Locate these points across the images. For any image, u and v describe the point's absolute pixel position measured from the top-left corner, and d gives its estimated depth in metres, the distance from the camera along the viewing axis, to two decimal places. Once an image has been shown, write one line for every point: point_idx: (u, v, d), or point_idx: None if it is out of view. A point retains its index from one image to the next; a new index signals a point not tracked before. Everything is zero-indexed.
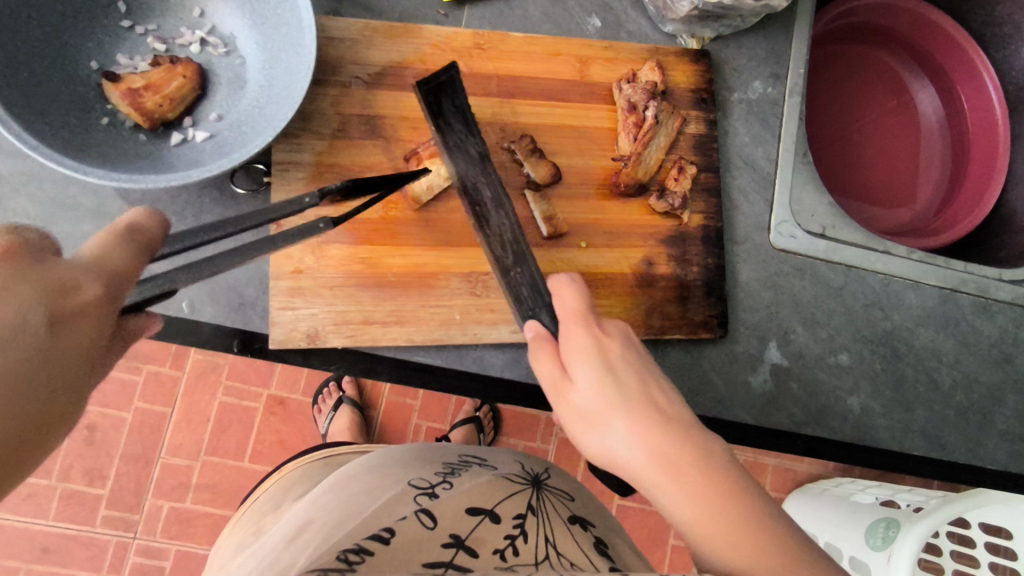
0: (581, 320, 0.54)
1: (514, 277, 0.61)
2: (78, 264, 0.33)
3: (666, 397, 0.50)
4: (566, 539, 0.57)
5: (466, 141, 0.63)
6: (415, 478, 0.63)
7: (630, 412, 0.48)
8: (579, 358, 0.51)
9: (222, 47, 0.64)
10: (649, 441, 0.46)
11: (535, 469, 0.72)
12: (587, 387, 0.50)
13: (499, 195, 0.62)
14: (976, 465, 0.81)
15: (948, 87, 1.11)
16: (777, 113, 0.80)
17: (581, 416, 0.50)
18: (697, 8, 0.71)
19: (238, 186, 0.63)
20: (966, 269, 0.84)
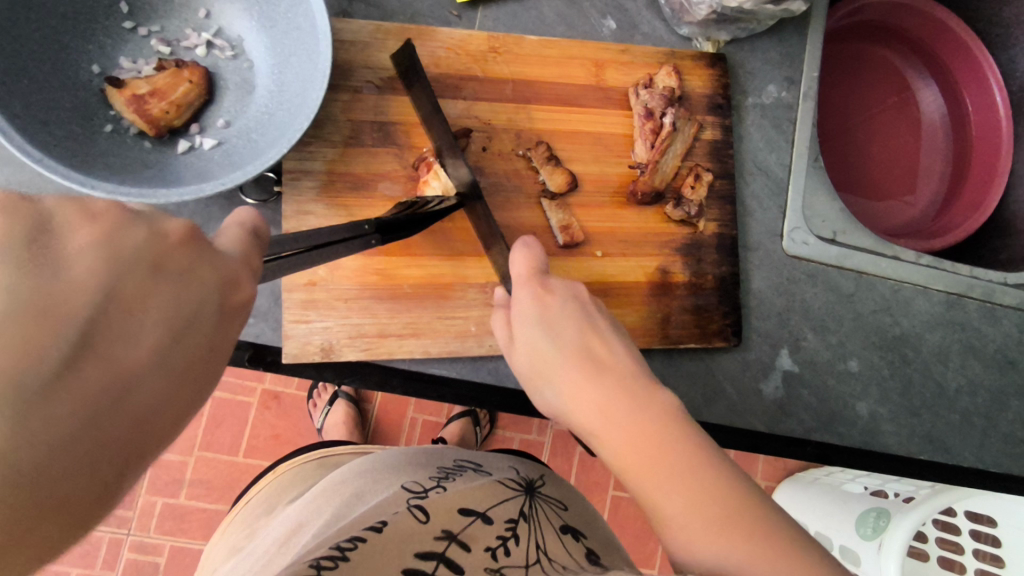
0: (523, 279, 0.56)
1: (499, 255, 0.62)
2: (234, 256, 0.31)
3: (606, 348, 0.51)
4: (559, 546, 0.56)
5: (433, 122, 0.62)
6: (409, 482, 0.63)
7: (564, 365, 0.50)
8: (521, 321, 0.54)
9: (229, 50, 0.62)
10: (580, 387, 0.49)
11: (530, 476, 0.73)
12: (528, 347, 0.53)
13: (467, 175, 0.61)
14: (979, 469, 0.83)
15: (953, 86, 1.11)
16: (790, 118, 0.79)
17: (530, 374, 0.54)
18: (715, 12, 0.70)
19: (248, 198, 0.62)
20: (973, 274, 0.85)
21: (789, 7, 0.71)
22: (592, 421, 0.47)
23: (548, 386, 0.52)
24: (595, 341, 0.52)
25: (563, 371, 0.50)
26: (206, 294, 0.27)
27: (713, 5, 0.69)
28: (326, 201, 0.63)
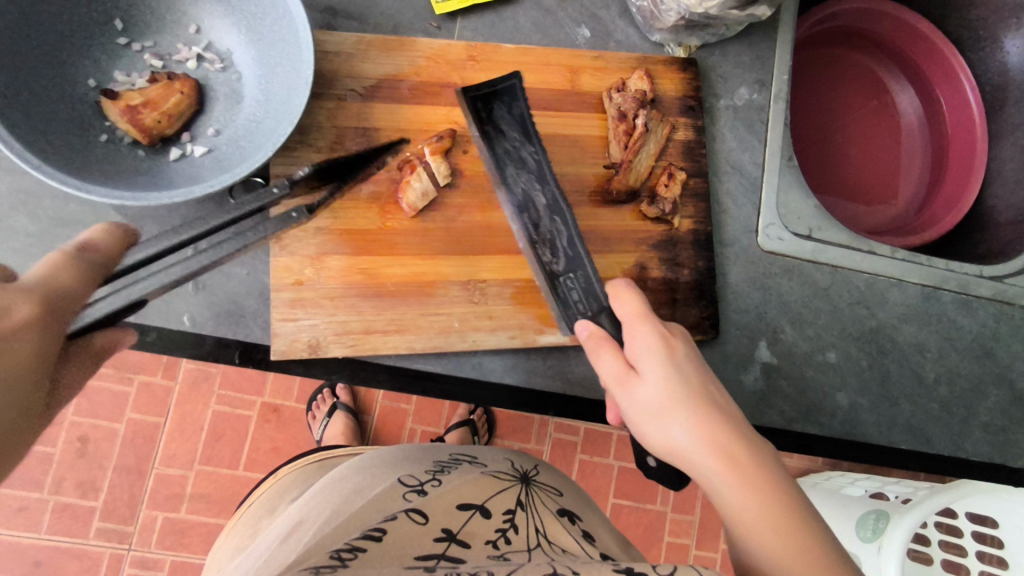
0: (647, 320, 0.55)
1: (568, 283, 0.67)
2: (21, 287, 0.38)
3: (721, 393, 0.52)
4: (557, 530, 0.60)
5: (521, 149, 0.68)
6: (403, 476, 0.65)
7: (697, 406, 0.50)
8: (647, 355, 0.53)
9: (219, 63, 0.65)
10: (709, 428, 0.49)
11: (524, 466, 0.75)
12: (655, 381, 0.52)
13: (557, 203, 0.68)
14: (960, 457, 0.84)
15: (928, 87, 1.14)
16: (762, 119, 0.82)
17: (647, 411, 0.51)
18: (684, 17, 0.73)
19: (236, 201, 0.64)
20: (948, 267, 0.87)
21: (755, 12, 0.74)
22: (719, 462, 0.47)
23: (668, 421, 0.50)
24: (716, 392, 0.52)
25: (694, 412, 0.50)
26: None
27: (682, 11, 0.72)
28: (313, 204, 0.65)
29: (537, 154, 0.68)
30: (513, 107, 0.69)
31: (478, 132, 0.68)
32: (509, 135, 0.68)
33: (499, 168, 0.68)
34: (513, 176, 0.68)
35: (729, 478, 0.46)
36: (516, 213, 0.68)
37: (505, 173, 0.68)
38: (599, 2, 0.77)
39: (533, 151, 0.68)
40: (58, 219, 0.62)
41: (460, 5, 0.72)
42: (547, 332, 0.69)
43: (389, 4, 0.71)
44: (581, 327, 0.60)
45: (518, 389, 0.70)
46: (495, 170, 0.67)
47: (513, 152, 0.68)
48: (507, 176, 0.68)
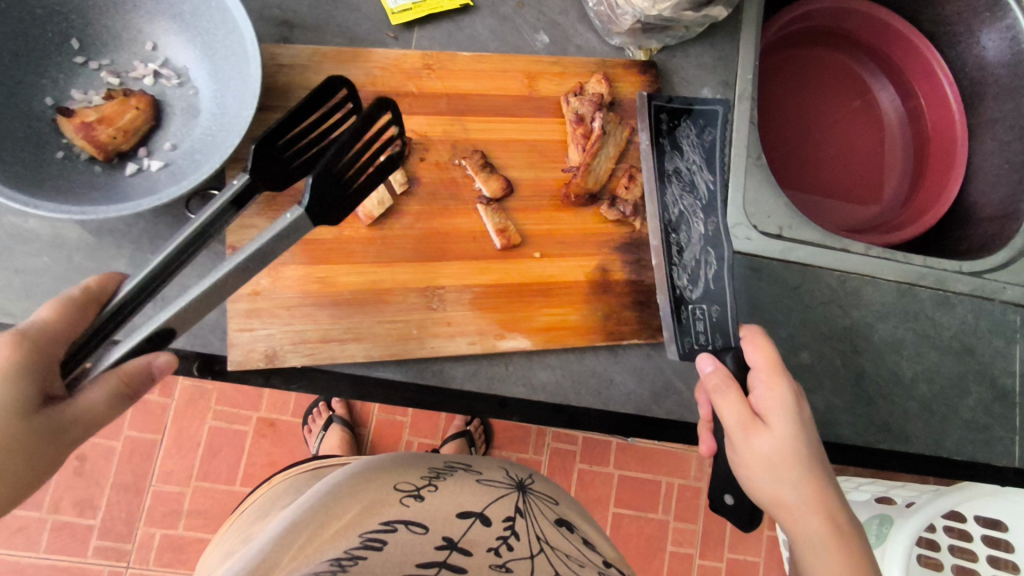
0: (784, 375, 0.59)
1: (695, 313, 0.68)
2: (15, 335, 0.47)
3: (824, 456, 0.58)
4: (556, 538, 0.59)
5: (695, 173, 0.71)
6: (399, 480, 0.63)
7: (811, 468, 0.56)
8: (777, 410, 0.57)
9: (175, 79, 0.66)
10: (818, 492, 0.55)
11: (520, 475, 0.74)
12: (779, 436, 0.56)
13: (714, 234, 0.70)
14: (942, 457, 0.82)
15: (908, 86, 1.13)
16: (726, 119, 0.82)
17: (767, 461, 0.56)
18: (640, 20, 0.74)
19: (193, 214, 0.65)
20: (923, 263, 0.86)
21: (709, 12, 0.74)
22: (822, 524, 0.54)
23: (787, 477, 0.55)
24: (825, 459, 0.58)
25: (808, 474, 0.55)
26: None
27: (636, 14, 0.72)
28: (269, 215, 0.66)
29: (712, 181, 0.71)
30: (703, 132, 0.73)
31: (653, 145, 0.70)
32: (689, 156, 0.72)
33: (659, 183, 0.70)
34: (669, 198, 0.71)
35: (826, 538, 0.54)
36: (659, 230, 0.69)
37: (668, 189, 0.69)
38: (557, 9, 0.78)
39: (707, 176, 0.71)
40: (18, 235, 0.63)
41: (417, 16, 0.73)
42: (508, 337, 0.69)
43: (346, 16, 0.72)
44: (705, 361, 0.62)
45: (481, 395, 0.69)
46: (656, 181, 0.69)
47: (683, 172, 0.71)
48: (670, 193, 0.70)
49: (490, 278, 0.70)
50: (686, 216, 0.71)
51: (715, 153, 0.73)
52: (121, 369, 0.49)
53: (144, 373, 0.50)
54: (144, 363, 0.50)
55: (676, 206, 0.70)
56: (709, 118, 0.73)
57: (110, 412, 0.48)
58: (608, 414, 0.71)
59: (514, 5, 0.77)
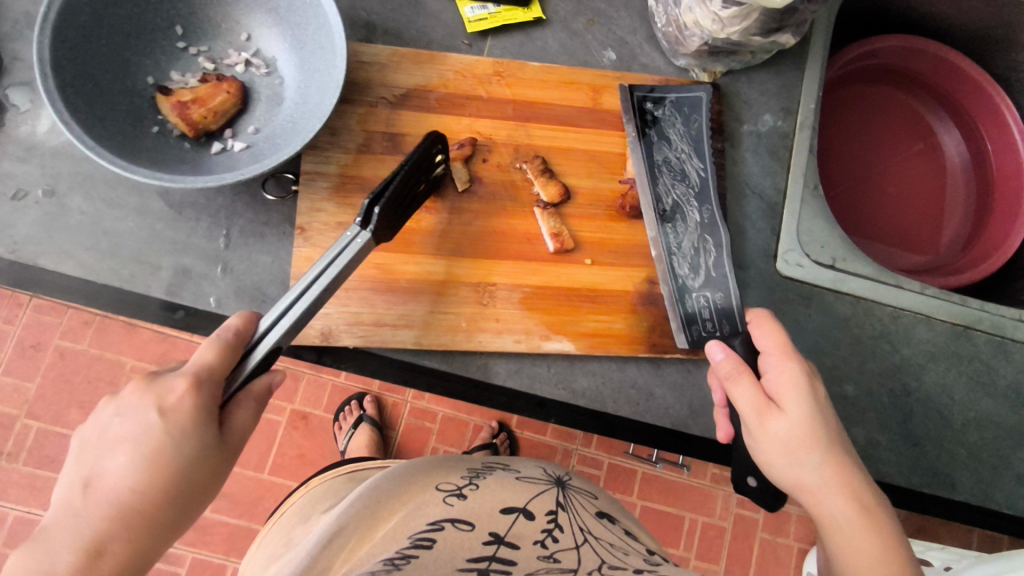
0: (795, 355, 0.58)
1: (697, 297, 0.72)
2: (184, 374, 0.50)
3: (840, 432, 0.58)
4: (598, 529, 0.61)
5: (687, 161, 0.76)
6: (441, 482, 0.65)
7: (830, 448, 0.56)
8: (791, 393, 0.57)
9: (264, 68, 0.71)
10: (838, 473, 0.55)
11: (558, 473, 0.76)
12: (796, 420, 0.56)
13: (713, 220, 0.75)
14: (991, 509, 0.79)
15: (973, 128, 1.10)
16: (786, 146, 0.82)
17: (784, 446, 0.56)
18: (707, 43, 0.75)
19: (268, 194, 0.69)
20: (982, 307, 0.84)
21: (778, 39, 0.75)
22: (847, 503, 0.54)
23: (806, 460, 0.55)
24: (842, 437, 0.58)
25: (826, 455, 0.55)
26: (154, 414, 0.48)
27: (704, 36, 0.74)
28: (337, 201, 0.69)
29: (702, 170, 0.76)
30: (689, 122, 0.77)
31: (641, 138, 0.75)
32: (677, 146, 0.76)
33: (650, 175, 0.74)
34: (662, 192, 0.74)
35: (852, 517, 0.54)
36: (656, 220, 0.74)
37: (660, 181, 0.74)
38: (627, 28, 0.81)
39: (697, 166, 0.76)
40: (109, 201, 0.68)
41: (492, 25, 0.77)
42: (553, 339, 0.71)
43: (425, 22, 0.77)
44: (716, 348, 0.62)
45: (522, 394, 0.70)
46: (648, 174, 0.74)
47: (674, 162, 0.76)
48: (661, 183, 0.75)
49: (540, 280, 0.72)
50: (681, 206, 0.75)
51: (702, 142, 0.77)
52: (256, 393, 0.54)
53: (267, 393, 0.55)
54: (266, 384, 0.55)
55: (671, 196, 0.74)
56: (693, 106, 0.78)
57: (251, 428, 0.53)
58: (645, 426, 0.71)
59: (585, 22, 0.80)
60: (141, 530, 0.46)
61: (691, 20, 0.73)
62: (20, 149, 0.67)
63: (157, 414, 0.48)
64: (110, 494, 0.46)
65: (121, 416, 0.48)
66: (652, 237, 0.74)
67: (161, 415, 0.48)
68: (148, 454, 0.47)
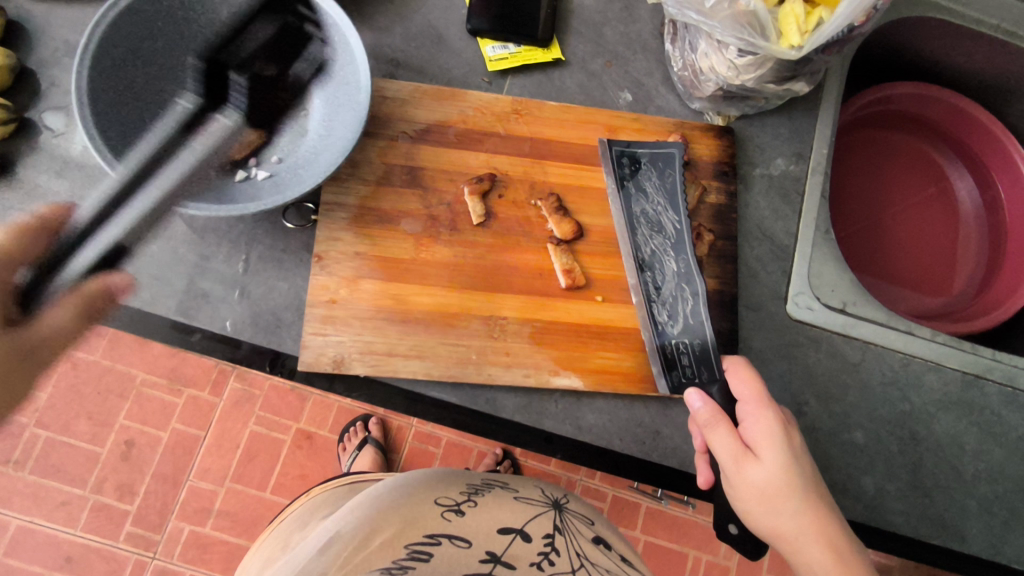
0: (770, 403, 0.59)
1: (680, 345, 0.72)
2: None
3: (816, 477, 0.59)
4: (595, 555, 0.62)
5: (663, 214, 0.75)
6: (440, 495, 0.65)
7: (806, 496, 0.56)
8: (766, 440, 0.58)
9: (290, 100, 0.73)
10: (816, 522, 0.56)
11: (556, 494, 0.77)
12: (774, 468, 0.56)
13: (690, 271, 0.74)
14: (1000, 563, 0.77)
15: (986, 175, 1.10)
16: (798, 190, 0.83)
17: (761, 494, 0.56)
18: (722, 88, 0.77)
19: (289, 222, 0.71)
20: (993, 356, 0.83)
21: (792, 87, 0.76)
22: (824, 553, 0.55)
23: (784, 510, 0.56)
24: (818, 483, 0.58)
25: (803, 503, 0.56)
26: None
27: (719, 82, 0.76)
28: (354, 231, 0.71)
29: (678, 222, 0.75)
30: (663, 176, 0.76)
31: (618, 189, 0.76)
32: (653, 198, 0.76)
33: (628, 227, 0.75)
34: (639, 243, 0.74)
35: (829, 566, 0.54)
36: (635, 268, 0.74)
37: (636, 232, 0.75)
38: (643, 70, 0.83)
39: (673, 218, 0.75)
40: None
41: (512, 64, 0.79)
42: (562, 374, 0.71)
43: (447, 59, 0.79)
44: (694, 396, 0.61)
45: (529, 428, 0.71)
46: (625, 225, 0.75)
47: (651, 215, 0.75)
48: (638, 234, 0.75)
49: (551, 315, 0.72)
50: (659, 255, 0.74)
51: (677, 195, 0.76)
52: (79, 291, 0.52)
53: (102, 293, 0.53)
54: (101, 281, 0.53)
55: (648, 247, 0.74)
56: (667, 161, 0.77)
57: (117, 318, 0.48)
58: (652, 466, 0.71)
59: (602, 64, 0.82)
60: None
61: (707, 65, 0.75)
62: (51, 170, 0.69)
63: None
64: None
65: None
66: (635, 285, 0.74)
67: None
68: None
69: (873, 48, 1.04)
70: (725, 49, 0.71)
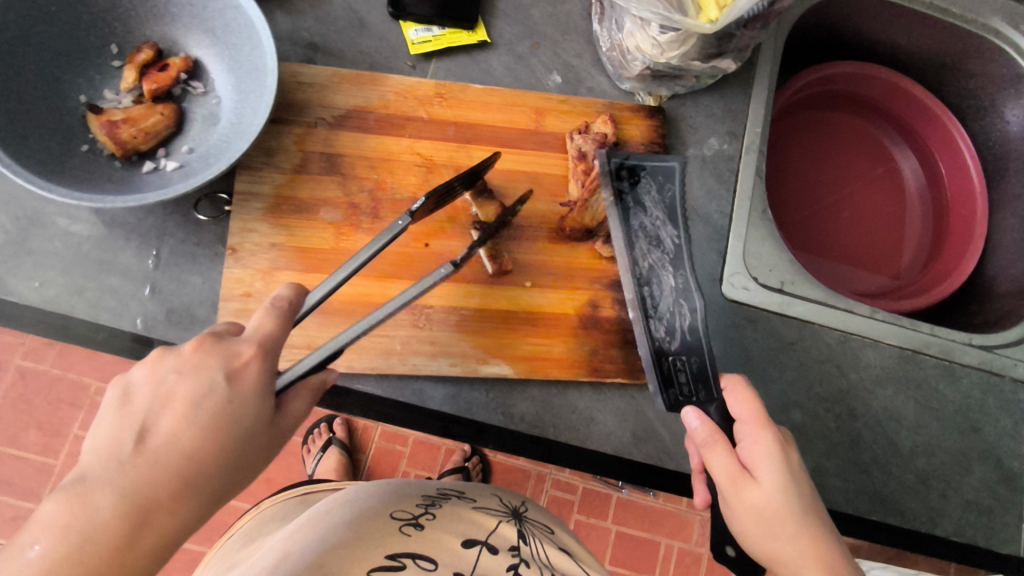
0: (770, 425, 0.57)
1: (680, 364, 0.68)
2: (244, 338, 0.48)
3: (819, 502, 0.56)
4: (561, 564, 0.64)
5: (660, 229, 0.71)
6: (396, 509, 0.62)
7: (805, 520, 0.53)
8: (765, 462, 0.55)
9: (201, 87, 0.70)
10: (814, 548, 0.53)
11: (513, 503, 0.76)
12: (771, 490, 0.54)
13: (689, 287, 0.70)
14: (939, 537, 0.77)
15: (927, 152, 1.12)
16: (732, 169, 0.82)
17: (760, 517, 0.54)
18: (649, 67, 0.76)
19: (200, 214, 0.68)
20: (930, 331, 0.83)
21: (719, 64, 0.75)
22: None
23: (782, 534, 0.53)
24: (820, 509, 0.56)
25: (802, 527, 0.53)
26: (218, 376, 0.46)
27: (646, 61, 0.75)
28: (271, 222, 0.68)
29: (677, 237, 0.71)
30: (663, 190, 0.73)
31: (615, 202, 0.71)
32: (651, 212, 0.72)
33: (625, 239, 0.70)
34: (637, 262, 0.69)
35: None
36: (633, 284, 0.69)
37: (635, 246, 0.70)
38: (572, 52, 0.81)
39: (671, 233, 0.72)
40: (36, 219, 0.66)
41: (436, 47, 0.77)
42: (490, 362, 0.69)
43: (369, 44, 0.77)
44: (690, 415, 0.60)
45: (458, 419, 0.69)
46: (623, 238, 0.69)
47: (649, 229, 0.71)
48: (637, 249, 0.70)
49: (478, 302, 0.71)
50: (657, 270, 0.70)
51: (676, 210, 0.73)
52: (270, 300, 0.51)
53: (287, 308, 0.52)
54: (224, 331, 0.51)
55: (646, 262, 0.70)
56: (667, 175, 0.74)
57: (278, 332, 0.50)
58: (586, 452, 0.70)
59: (530, 45, 0.80)
60: (170, 497, 0.42)
61: (632, 44, 0.74)
62: None
63: (222, 374, 0.46)
64: (163, 454, 0.42)
65: (170, 372, 0.46)
66: (633, 302, 0.69)
67: (229, 379, 0.46)
68: (209, 415, 0.45)
69: (812, 28, 1.04)
70: (647, 26, 0.70)
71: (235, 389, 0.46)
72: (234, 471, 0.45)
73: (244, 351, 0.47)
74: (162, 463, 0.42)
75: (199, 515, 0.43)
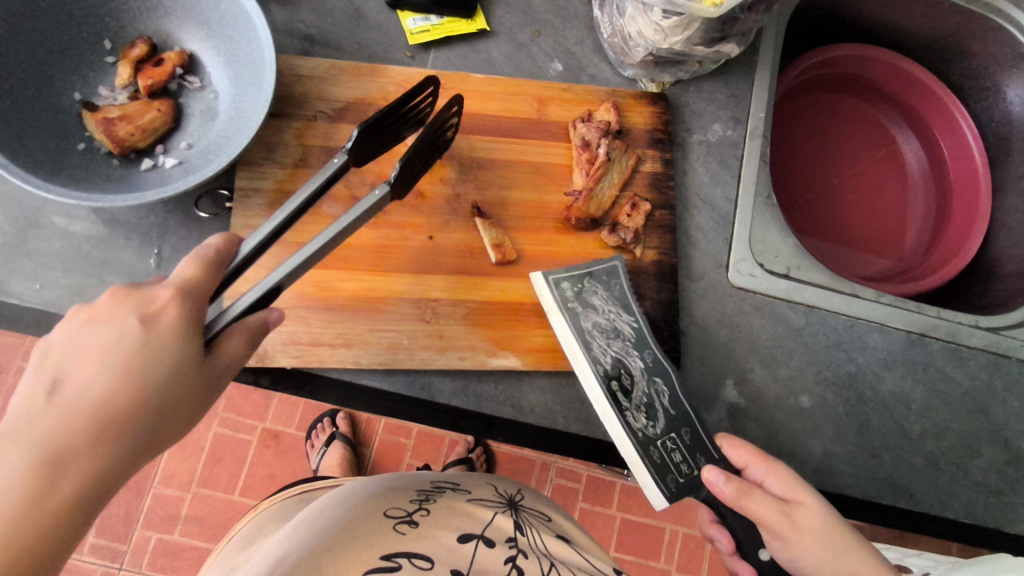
0: (773, 457, 0.61)
1: (668, 446, 0.66)
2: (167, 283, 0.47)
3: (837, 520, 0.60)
4: (560, 552, 0.63)
5: (619, 318, 0.69)
6: (389, 507, 0.61)
7: (851, 529, 0.56)
8: (797, 484, 0.58)
9: (198, 82, 0.69)
10: (872, 554, 0.55)
11: (509, 492, 0.76)
12: (817, 505, 0.56)
13: (660, 365, 0.68)
14: (949, 518, 0.77)
15: (929, 135, 1.11)
16: (737, 155, 0.82)
17: (823, 536, 0.54)
18: (652, 53, 0.75)
19: (201, 211, 0.67)
20: (936, 314, 0.83)
21: (723, 49, 0.74)
22: None
23: (846, 545, 0.54)
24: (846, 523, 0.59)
25: (854, 535, 0.55)
26: (131, 322, 0.44)
27: (649, 47, 0.74)
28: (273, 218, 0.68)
29: (634, 322, 0.70)
30: (610, 288, 0.70)
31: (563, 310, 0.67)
32: (602, 309, 0.69)
33: (581, 342, 0.67)
34: (604, 366, 0.67)
35: None
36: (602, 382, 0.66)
37: (593, 346, 0.67)
38: (573, 39, 0.80)
39: (628, 320, 0.70)
40: (34, 220, 0.65)
41: (435, 37, 0.76)
42: (498, 354, 0.69)
43: (367, 34, 0.75)
44: (713, 474, 0.59)
45: (466, 412, 0.68)
46: (579, 342, 0.67)
47: (604, 323, 0.69)
48: (594, 347, 0.67)
49: (484, 294, 0.70)
50: (621, 362, 0.68)
51: (627, 301, 0.71)
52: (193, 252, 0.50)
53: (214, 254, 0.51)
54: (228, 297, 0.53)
55: (608, 357, 0.67)
56: (609, 273, 0.71)
57: (202, 277, 0.49)
58: (596, 442, 0.69)
59: (530, 33, 0.79)
60: (97, 456, 0.40)
61: (635, 30, 0.73)
62: None
63: (137, 319, 0.44)
64: (76, 403, 0.41)
65: (84, 328, 0.44)
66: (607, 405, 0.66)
67: (143, 322, 0.44)
68: (122, 361, 0.43)
69: (814, 9, 1.02)
70: (651, 11, 0.69)
71: (151, 332, 0.44)
72: (161, 415, 0.44)
73: (161, 294, 0.46)
74: (76, 413, 0.41)
75: (124, 465, 0.41)
